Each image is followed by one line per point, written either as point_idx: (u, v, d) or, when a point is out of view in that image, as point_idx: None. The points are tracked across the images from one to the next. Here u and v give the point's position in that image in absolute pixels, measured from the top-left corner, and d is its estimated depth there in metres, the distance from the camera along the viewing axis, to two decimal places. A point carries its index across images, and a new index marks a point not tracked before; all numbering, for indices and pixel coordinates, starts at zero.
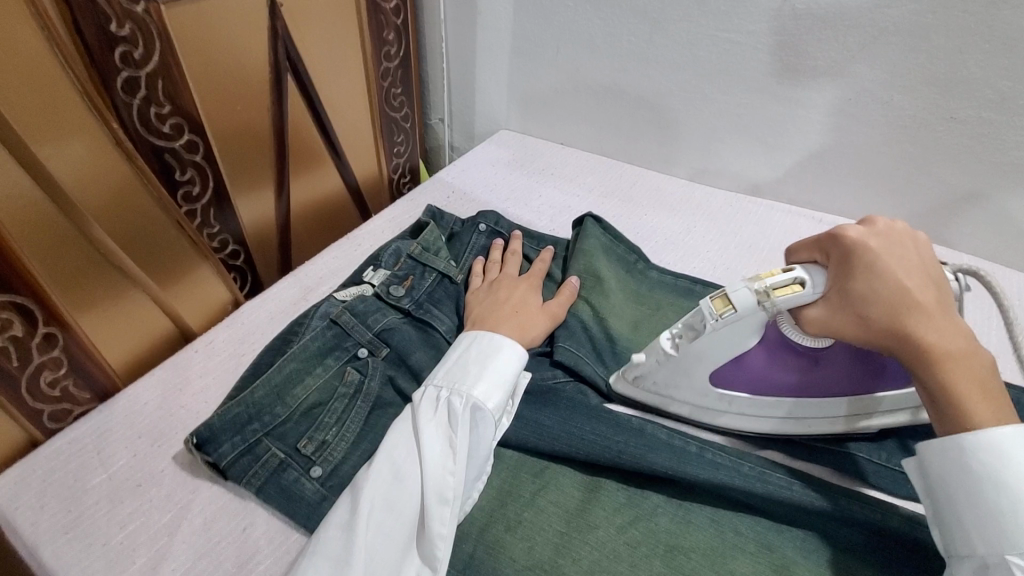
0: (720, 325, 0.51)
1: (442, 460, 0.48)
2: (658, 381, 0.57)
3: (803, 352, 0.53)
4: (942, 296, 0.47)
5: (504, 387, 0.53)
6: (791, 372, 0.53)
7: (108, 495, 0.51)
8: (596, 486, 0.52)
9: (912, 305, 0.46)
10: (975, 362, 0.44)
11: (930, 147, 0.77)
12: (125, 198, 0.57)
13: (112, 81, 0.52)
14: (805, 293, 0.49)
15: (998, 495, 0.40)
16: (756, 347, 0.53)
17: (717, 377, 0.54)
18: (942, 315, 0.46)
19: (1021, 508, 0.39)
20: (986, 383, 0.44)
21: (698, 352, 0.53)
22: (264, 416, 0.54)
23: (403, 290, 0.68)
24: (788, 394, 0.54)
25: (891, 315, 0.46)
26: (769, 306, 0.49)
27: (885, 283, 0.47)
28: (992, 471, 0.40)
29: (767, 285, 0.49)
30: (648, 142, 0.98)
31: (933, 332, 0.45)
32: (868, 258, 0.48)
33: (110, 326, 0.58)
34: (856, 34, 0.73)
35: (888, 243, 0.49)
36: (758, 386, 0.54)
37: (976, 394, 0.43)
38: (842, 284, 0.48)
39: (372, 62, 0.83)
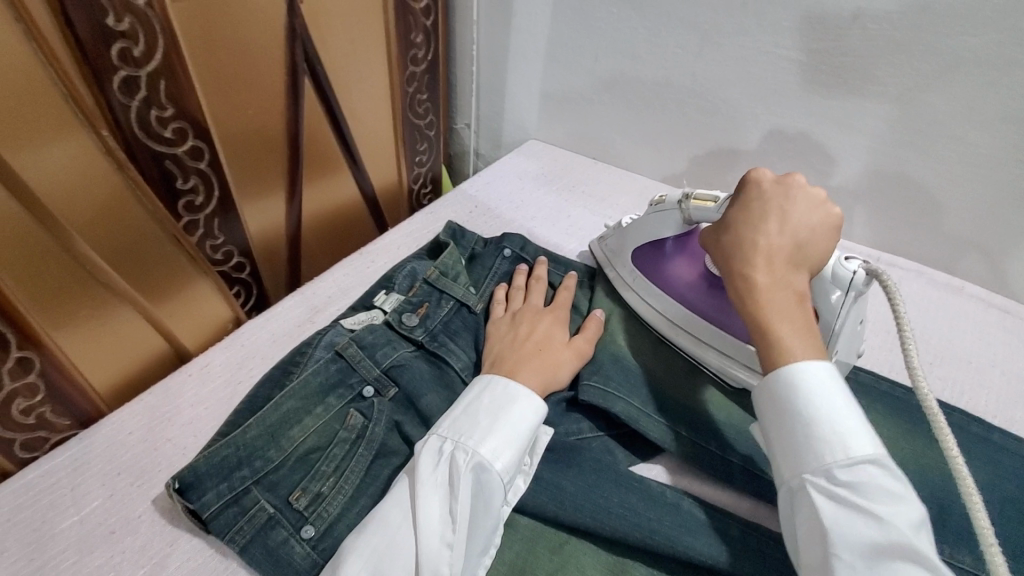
0: (654, 212, 0.62)
1: (441, 530, 0.42)
2: (613, 251, 0.69)
3: (710, 280, 0.61)
4: (800, 252, 0.48)
5: (518, 444, 0.47)
6: (690, 291, 0.62)
7: (76, 543, 0.45)
8: (622, 570, 0.46)
9: (756, 242, 0.48)
10: (790, 298, 0.46)
11: (1010, 190, 0.69)
12: (116, 208, 0.52)
13: (107, 81, 0.47)
14: (712, 209, 0.56)
15: (795, 421, 0.41)
16: (681, 254, 0.64)
17: (641, 259, 0.66)
18: (785, 260, 0.48)
19: (814, 429, 0.40)
20: (791, 314, 0.45)
21: (635, 233, 0.65)
22: (254, 461, 0.48)
23: (416, 319, 0.62)
24: (671, 295, 0.62)
25: (735, 246, 0.50)
26: (684, 209, 0.58)
27: (752, 222, 0.50)
28: (790, 398, 0.42)
29: (692, 193, 0.58)
30: (688, 164, 0.91)
31: (758, 261, 0.47)
32: (754, 201, 0.51)
33: (94, 346, 0.53)
34: (934, 60, 0.65)
35: (782, 194, 0.51)
36: (659, 277, 0.64)
37: (780, 318, 0.45)
38: (723, 218, 0.53)
39: (398, 65, 0.77)
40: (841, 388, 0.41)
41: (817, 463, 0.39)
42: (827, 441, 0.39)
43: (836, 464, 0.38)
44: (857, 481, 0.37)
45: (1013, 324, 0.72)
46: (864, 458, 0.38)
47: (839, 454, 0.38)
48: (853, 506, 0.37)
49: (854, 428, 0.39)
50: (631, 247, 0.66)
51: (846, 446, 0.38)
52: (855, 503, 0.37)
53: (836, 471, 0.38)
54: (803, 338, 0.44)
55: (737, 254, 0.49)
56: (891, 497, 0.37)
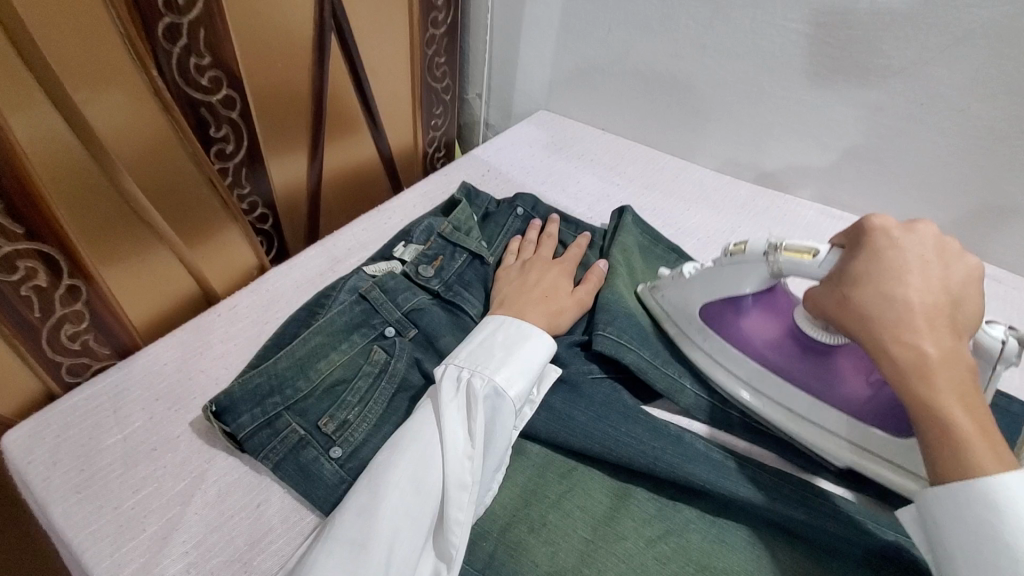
0: (728, 265, 0.54)
1: (460, 447, 0.46)
2: (669, 299, 0.61)
3: (805, 343, 0.54)
4: (954, 310, 0.43)
5: (530, 376, 0.51)
6: (783, 356, 0.54)
7: (122, 457, 0.49)
8: (626, 494, 0.50)
9: (906, 304, 0.42)
10: (959, 375, 0.40)
11: (1005, 164, 0.72)
12: (159, 151, 0.54)
13: (154, 26, 0.50)
14: (812, 264, 0.48)
15: (996, 552, 0.35)
16: (760, 308, 0.56)
17: (711, 315, 0.57)
18: (947, 325, 0.42)
19: (1019, 558, 0.34)
20: (967, 396, 0.39)
21: (704, 285, 0.56)
22: (285, 389, 0.52)
23: (432, 271, 0.65)
24: (754, 358, 0.55)
25: (882, 305, 0.43)
26: (774, 262, 0.50)
27: (895, 278, 0.44)
28: (987, 515, 0.36)
29: (782, 243, 0.50)
30: (693, 136, 0.93)
31: (922, 330, 0.41)
32: (884, 252, 0.45)
33: (134, 283, 0.56)
34: (938, 34, 0.68)
35: (917, 244, 0.46)
36: (739, 338, 0.56)
37: (958, 406, 0.39)
38: (843, 269, 0.46)
39: (418, 27, 0.79)
40: None
41: None
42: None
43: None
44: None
45: (1003, 293, 0.75)
46: None
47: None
48: None
49: None
50: (700, 299, 0.57)
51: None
52: None
53: None
54: (984, 428, 0.38)
55: (885, 318, 0.43)
56: None
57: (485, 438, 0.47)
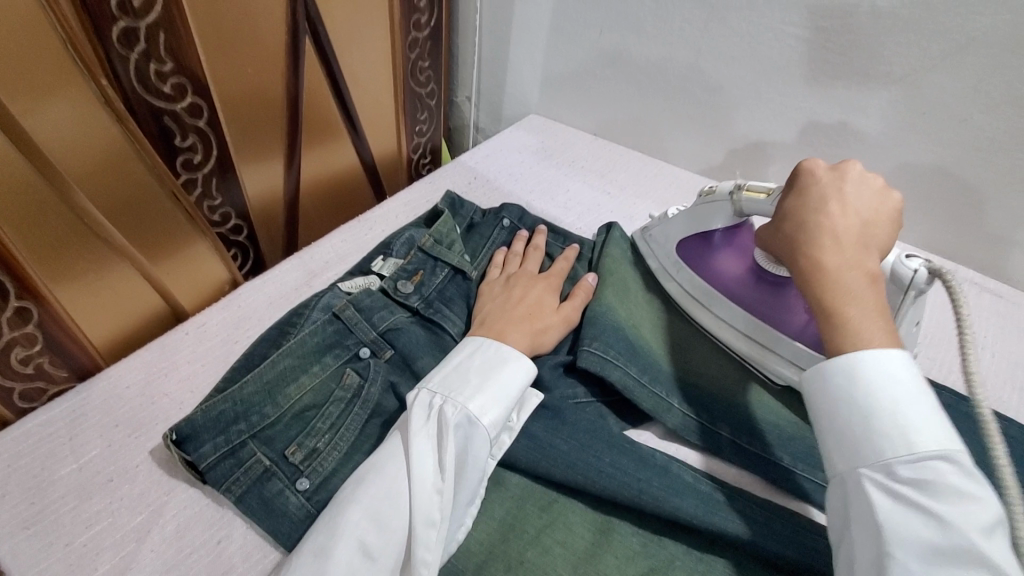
0: (702, 206, 0.61)
1: (431, 481, 0.43)
2: (654, 239, 0.68)
3: (762, 275, 0.61)
4: (866, 234, 0.48)
5: (508, 403, 0.48)
6: (740, 285, 0.62)
7: (76, 489, 0.46)
8: (609, 528, 0.47)
9: (820, 226, 0.47)
10: (859, 282, 0.44)
11: (1009, 176, 0.69)
12: (117, 163, 0.52)
13: (106, 31, 0.47)
14: (765, 202, 0.55)
15: (858, 413, 0.40)
16: (729, 247, 0.64)
17: (686, 250, 0.65)
18: (855, 243, 0.47)
19: (871, 422, 0.39)
20: (862, 299, 0.44)
21: (682, 223, 0.64)
22: (250, 416, 0.49)
23: (411, 287, 0.62)
24: (716, 285, 0.62)
25: (798, 229, 0.49)
26: (736, 200, 0.58)
27: (813, 205, 0.49)
28: (849, 391, 0.41)
29: (745, 185, 0.57)
30: (687, 142, 0.91)
31: (829, 244, 0.46)
32: (809, 187, 0.50)
33: (93, 302, 0.53)
34: (940, 41, 0.65)
35: (841, 180, 0.50)
36: (706, 268, 0.64)
37: (850, 302, 0.43)
38: (779, 207, 0.52)
39: (400, 30, 0.76)
40: (913, 383, 0.40)
41: (875, 456, 0.38)
42: (885, 433, 0.38)
43: (897, 459, 0.37)
44: (922, 479, 0.36)
45: (1005, 308, 0.73)
46: (933, 456, 0.37)
47: (902, 451, 0.37)
48: (910, 503, 0.36)
49: (923, 422, 0.38)
50: (678, 235, 0.65)
51: (909, 440, 0.37)
52: (916, 501, 0.36)
53: (897, 467, 0.37)
54: (873, 324, 0.42)
55: (802, 238, 0.48)
56: (960, 497, 0.35)
57: (457, 471, 0.45)
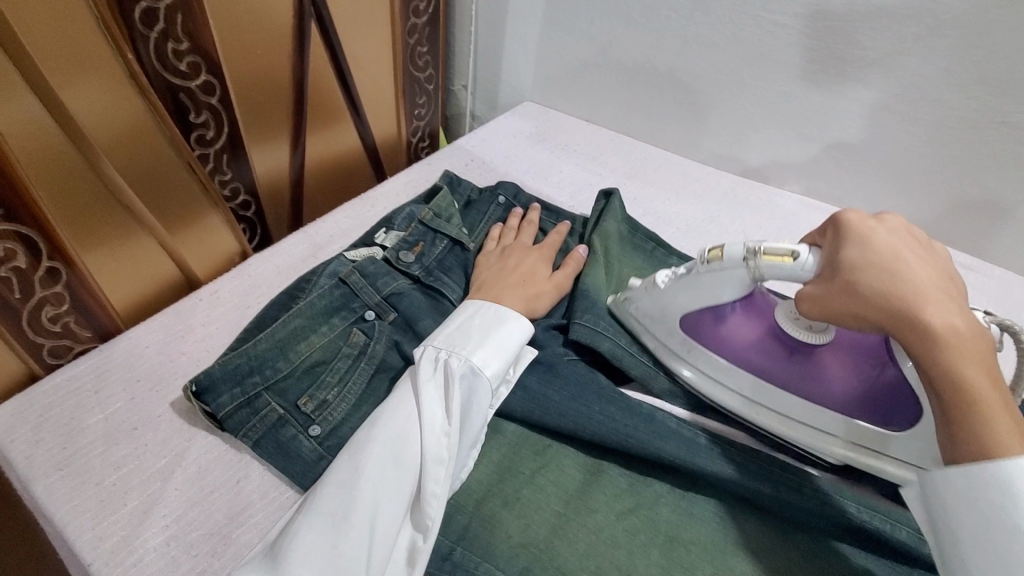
0: (707, 274, 0.53)
1: (435, 423, 0.47)
2: (642, 309, 0.59)
3: (786, 342, 0.54)
4: (951, 284, 0.44)
5: (506, 356, 0.52)
6: (769, 360, 0.54)
7: (103, 436, 0.50)
8: (598, 470, 0.51)
9: (910, 282, 0.43)
10: (979, 346, 0.41)
11: (976, 152, 0.73)
12: (138, 135, 0.55)
13: (130, 11, 0.50)
14: (794, 266, 0.49)
15: (1006, 532, 0.36)
16: (738, 311, 0.56)
17: (691, 324, 0.57)
18: (950, 298, 0.43)
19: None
20: (987, 365, 0.40)
21: (683, 289, 0.55)
22: (265, 370, 0.53)
23: (412, 257, 0.66)
24: (743, 366, 0.55)
25: (887, 287, 0.43)
26: (753, 267, 0.50)
27: (887, 260, 0.44)
28: (996, 504, 0.37)
29: (761, 247, 0.50)
30: (675, 126, 0.95)
31: (935, 307, 0.42)
32: (872, 239, 0.46)
33: (115, 268, 0.57)
34: (912, 25, 0.70)
35: (892, 231, 0.47)
36: (722, 344, 0.56)
37: (981, 379, 0.39)
38: (837, 261, 0.46)
39: (400, 17, 0.80)
40: None
41: None
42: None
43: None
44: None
45: (973, 279, 0.78)
46: None
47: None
48: None
49: None
50: (678, 308, 0.56)
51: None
52: None
53: None
54: (1003, 395, 0.39)
55: (902, 301, 0.42)
56: None
57: (461, 416, 0.49)
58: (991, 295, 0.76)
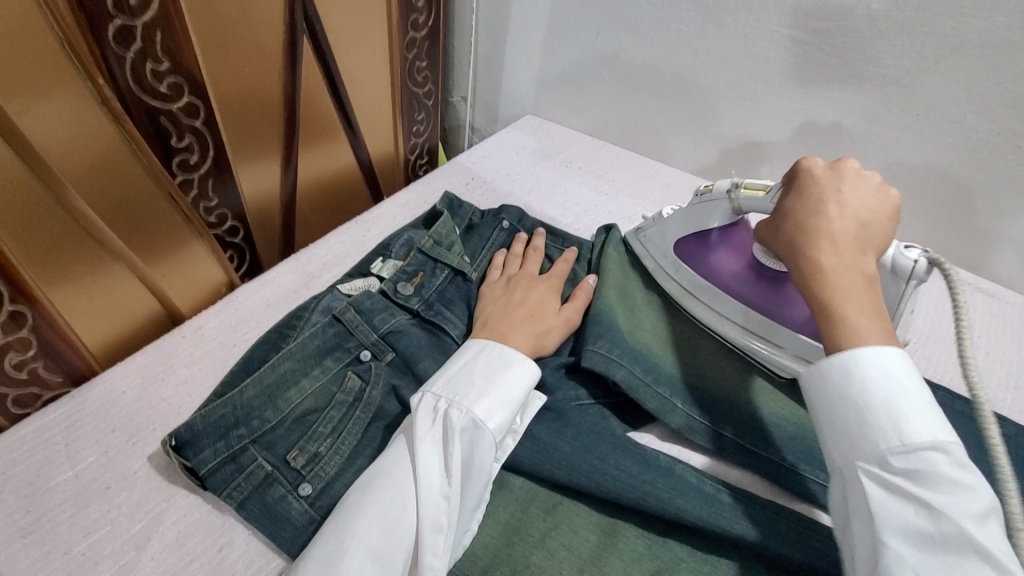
0: (700, 202, 0.63)
1: (436, 485, 0.43)
2: (650, 239, 0.68)
3: (758, 268, 0.62)
4: (866, 234, 0.48)
5: (512, 405, 0.48)
6: (740, 282, 0.62)
7: (72, 497, 0.46)
8: (614, 530, 0.47)
9: (821, 220, 0.48)
10: (856, 278, 0.45)
11: (1002, 177, 0.70)
12: (113, 163, 0.51)
13: (102, 30, 0.46)
14: (764, 200, 0.57)
15: (850, 407, 0.41)
16: (725, 244, 0.64)
17: (683, 249, 0.65)
18: (852, 241, 0.47)
19: (867, 415, 0.40)
20: (861, 295, 0.44)
21: (680, 221, 0.65)
22: (250, 421, 0.48)
23: (411, 289, 0.62)
24: (718, 286, 0.63)
25: (799, 230, 0.49)
26: (733, 198, 0.59)
27: (812, 203, 0.50)
28: (843, 385, 0.41)
29: (743, 182, 0.59)
30: (684, 143, 0.91)
31: (829, 241, 0.47)
32: (811, 185, 0.51)
33: (88, 306, 0.53)
34: (934, 44, 0.66)
35: (838, 178, 0.51)
36: (703, 268, 0.64)
37: (847, 303, 0.44)
38: (778, 206, 0.53)
39: (398, 30, 0.75)
40: (912, 378, 0.40)
41: (869, 448, 0.39)
42: (880, 427, 0.39)
43: (891, 451, 0.38)
44: (914, 470, 0.37)
45: (999, 308, 0.74)
46: (925, 446, 0.37)
47: (895, 442, 0.38)
48: (904, 493, 0.36)
49: (917, 415, 0.38)
50: (675, 235, 0.66)
51: (902, 432, 0.38)
52: (907, 490, 0.36)
53: (890, 458, 0.38)
54: (869, 319, 0.43)
55: (803, 234, 0.48)
56: (951, 486, 0.36)
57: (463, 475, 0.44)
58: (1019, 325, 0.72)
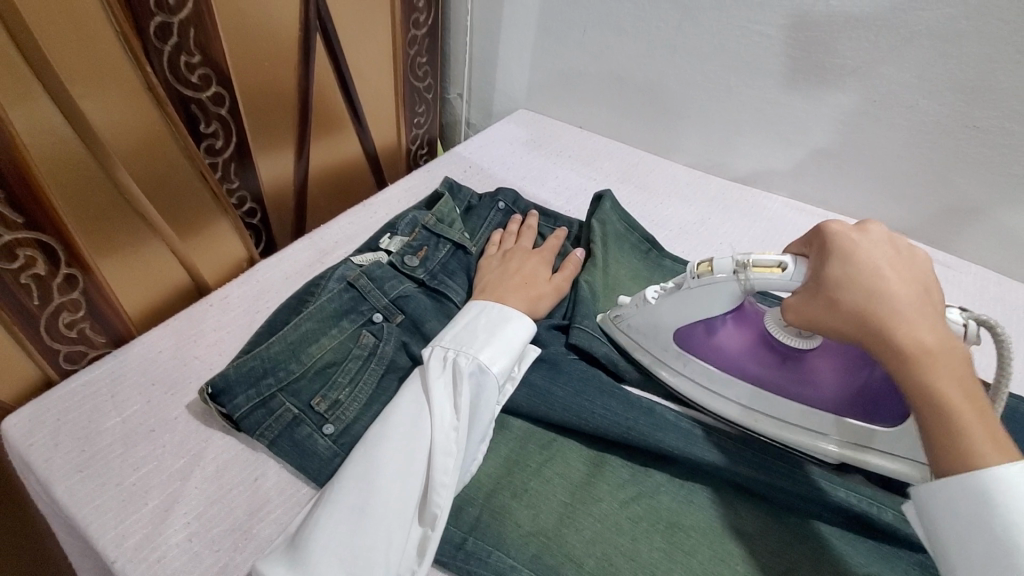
0: (698, 285, 0.54)
1: (446, 418, 0.49)
2: (634, 325, 0.61)
3: (775, 347, 0.55)
4: (930, 297, 0.44)
5: (511, 353, 0.54)
6: (758, 364, 0.55)
7: (121, 438, 0.51)
8: (602, 462, 0.53)
9: (889, 296, 0.43)
10: (956, 360, 0.41)
11: (953, 155, 0.77)
12: (153, 145, 0.57)
13: (146, 25, 0.52)
14: (784, 277, 0.49)
15: (987, 541, 0.37)
16: (729, 323, 0.57)
17: (685, 338, 0.58)
18: (932, 315, 0.43)
19: (1012, 560, 0.35)
20: (966, 382, 0.40)
21: (676, 305, 0.57)
22: (278, 371, 0.54)
23: (417, 261, 0.68)
24: (736, 373, 0.56)
25: (871, 311, 0.43)
26: (743, 280, 0.51)
27: (867, 273, 0.44)
28: (982, 518, 0.37)
29: (750, 260, 0.51)
30: (666, 132, 0.98)
31: (917, 325, 0.42)
32: (852, 253, 0.46)
33: (129, 274, 0.59)
34: (888, 35, 0.73)
35: (875, 243, 0.46)
36: (714, 353, 0.57)
37: (959, 394, 0.40)
38: (819, 275, 0.47)
39: (400, 28, 0.82)
40: None
41: None
42: None
43: None
44: None
45: (952, 276, 0.81)
46: None
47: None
48: None
49: None
50: (671, 322, 0.58)
51: None
52: None
53: None
54: (981, 410, 0.39)
55: (880, 320, 0.43)
56: None
57: (469, 411, 0.50)
58: (970, 291, 0.79)
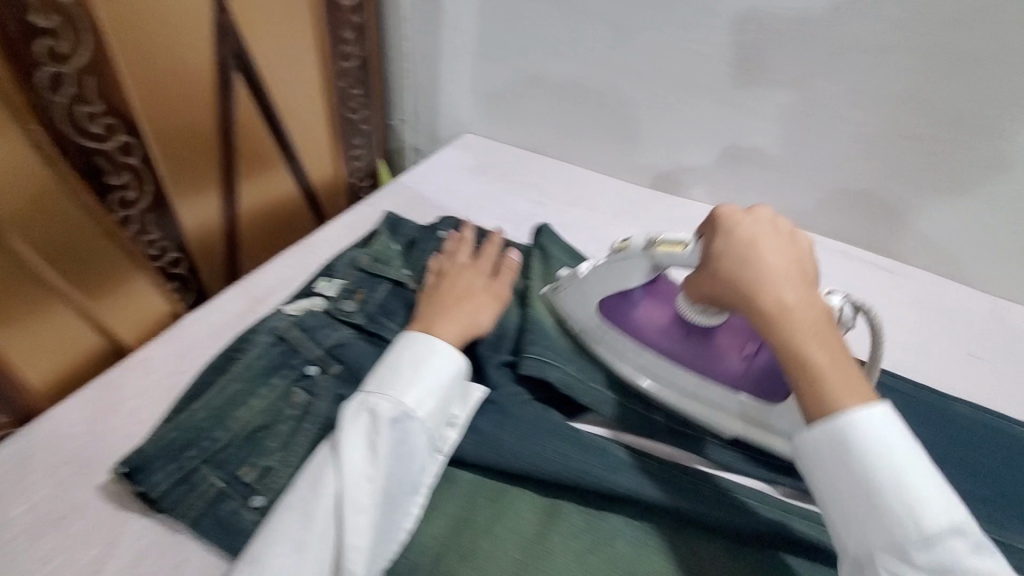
0: (616, 262, 0.57)
1: (363, 472, 0.46)
2: (568, 302, 0.62)
3: (691, 328, 0.57)
4: (804, 269, 0.48)
5: (440, 396, 0.51)
6: (669, 341, 0.58)
7: (25, 530, 0.46)
8: (554, 510, 0.51)
9: (762, 267, 0.47)
10: (816, 318, 0.45)
11: (888, 164, 0.78)
12: (49, 204, 0.53)
13: (34, 77, 0.48)
14: (683, 254, 0.53)
15: (858, 485, 0.40)
16: (648, 299, 0.60)
17: (607, 309, 0.60)
18: (798, 281, 0.47)
19: (883, 495, 0.39)
20: (820, 337, 0.44)
21: (597, 283, 0.59)
22: (200, 442, 0.50)
23: (354, 305, 0.64)
24: (653, 350, 0.58)
25: (743, 277, 0.47)
26: (651, 254, 0.54)
27: (747, 257, 0.47)
28: (855, 466, 0.40)
29: (657, 238, 0.54)
30: (611, 151, 0.97)
31: (782, 286, 0.46)
32: (737, 237, 0.48)
33: (28, 343, 0.54)
34: (820, 49, 0.74)
35: (758, 224, 0.50)
36: (630, 327, 0.59)
37: (815, 348, 0.43)
38: (707, 251, 0.50)
39: (327, 61, 0.79)
40: (916, 454, 0.40)
41: (889, 539, 0.38)
42: (897, 513, 0.38)
43: (911, 543, 0.37)
44: (936, 563, 0.37)
45: (896, 282, 0.82)
46: (945, 532, 0.37)
47: (915, 531, 0.37)
48: None
49: (931, 499, 0.38)
50: (598, 296, 0.60)
51: (919, 522, 0.37)
52: None
53: (913, 551, 0.37)
54: (836, 361, 0.43)
55: (751, 287, 0.46)
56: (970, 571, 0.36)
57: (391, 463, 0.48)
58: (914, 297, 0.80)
